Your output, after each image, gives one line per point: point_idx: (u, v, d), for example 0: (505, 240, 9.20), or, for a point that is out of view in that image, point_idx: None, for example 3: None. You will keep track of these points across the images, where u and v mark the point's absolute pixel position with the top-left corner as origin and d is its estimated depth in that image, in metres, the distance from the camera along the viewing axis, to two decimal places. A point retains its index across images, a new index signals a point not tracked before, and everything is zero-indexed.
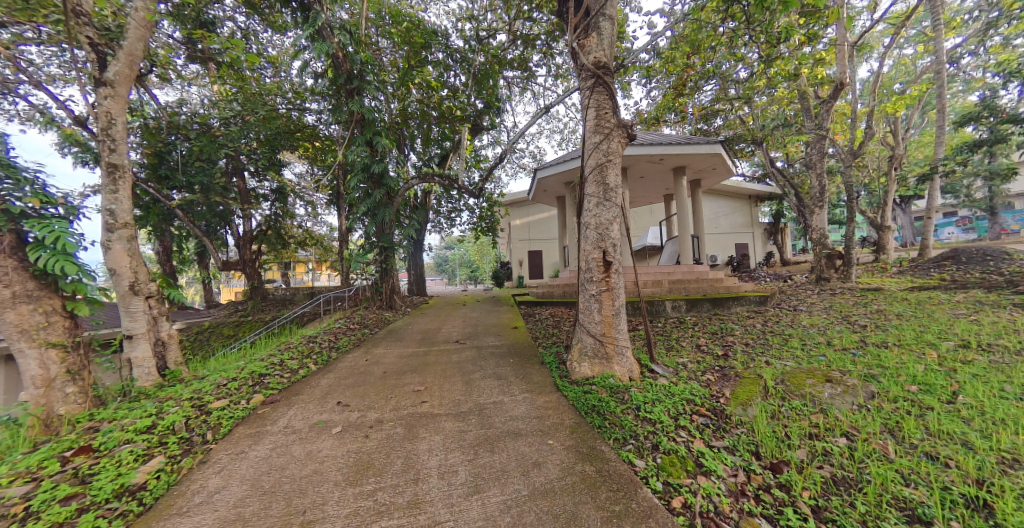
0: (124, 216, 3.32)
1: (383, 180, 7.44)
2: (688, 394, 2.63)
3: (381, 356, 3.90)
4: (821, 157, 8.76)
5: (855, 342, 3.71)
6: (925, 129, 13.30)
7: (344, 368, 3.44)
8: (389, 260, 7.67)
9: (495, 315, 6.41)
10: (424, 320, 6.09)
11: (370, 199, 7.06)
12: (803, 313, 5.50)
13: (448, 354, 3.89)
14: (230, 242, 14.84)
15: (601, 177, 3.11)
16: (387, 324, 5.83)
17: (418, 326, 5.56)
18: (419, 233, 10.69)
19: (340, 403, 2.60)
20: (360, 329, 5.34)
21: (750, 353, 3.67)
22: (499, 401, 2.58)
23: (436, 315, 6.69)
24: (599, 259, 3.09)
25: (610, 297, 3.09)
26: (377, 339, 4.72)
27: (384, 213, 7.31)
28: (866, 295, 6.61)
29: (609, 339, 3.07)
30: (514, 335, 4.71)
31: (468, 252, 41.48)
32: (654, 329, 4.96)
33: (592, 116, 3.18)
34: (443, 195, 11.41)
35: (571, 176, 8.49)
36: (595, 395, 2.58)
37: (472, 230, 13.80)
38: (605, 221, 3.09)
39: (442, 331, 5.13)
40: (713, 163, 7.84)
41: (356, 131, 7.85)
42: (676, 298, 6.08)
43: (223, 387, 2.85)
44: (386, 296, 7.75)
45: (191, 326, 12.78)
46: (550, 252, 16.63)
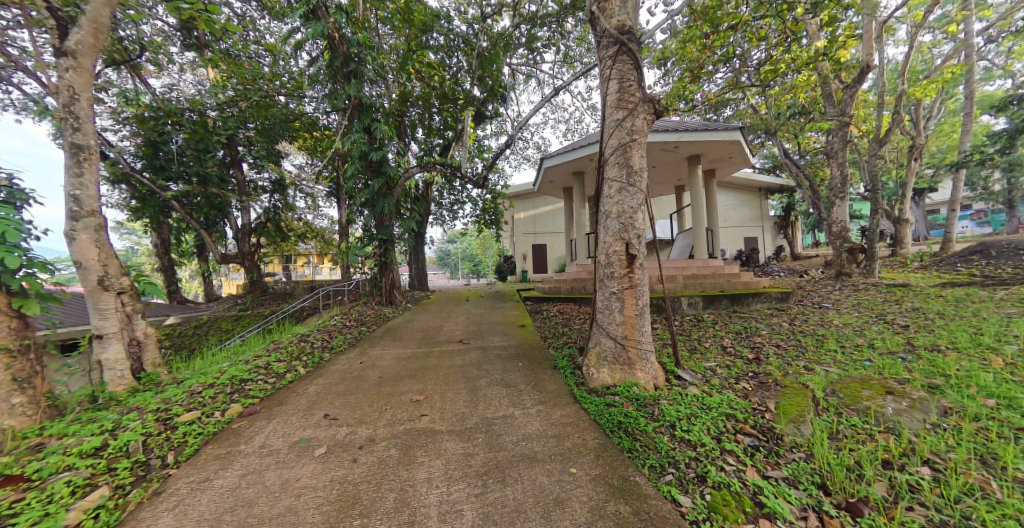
0: (90, 203, 2.98)
1: (382, 167, 7.01)
2: (726, 407, 2.30)
3: (378, 358, 3.57)
4: (843, 145, 8.25)
5: (900, 344, 3.35)
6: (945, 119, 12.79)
7: (336, 373, 3.12)
8: (390, 254, 7.31)
9: (499, 312, 6.06)
10: (426, 317, 5.79)
11: (371, 186, 6.67)
12: (831, 311, 5.12)
13: (450, 356, 3.55)
14: (229, 235, 14.56)
15: (624, 158, 2.74)
16: (387, 321, 5.52)
17: (419, 323, 5.25)
18: (420, 226, 10.34)
19: (327, 416, 2.28)
20: (358, 326, 5.03)
21: (784, 357, 3.32)
22: (509, 415, 2.24)
23: (438, 311, 6.38)
24: (622, 253, 2.73)
25: (634, 295, 2.75)
26: (375, 338, 4.40)
27: (384, 204, 6.93)
28: (893, 291, 6.23)
29: (632, 342, 2.73)
30: (522, 335, 4.36)
31: (471, 246, 41.34)
32: (673, 328, 4.62)
33: (614, 89, 2.80)
34: (445, 186, 11.09)
35: (580, 165, 8.04)
36: (620, 409, 2.25)
37: (475, 224, 13.46)
38: (628, 209, 2.72)
39: (444, 329, 4.80)
40: (730, 152, 7.41)
41: (353, 116, 7.42)
42: (692, 294, 5.73)
43: (197, 395, 2.52)
44: (386, 294, 7.29)
45: (189, 320, 12.58)
46: (555, 245, 16.26)
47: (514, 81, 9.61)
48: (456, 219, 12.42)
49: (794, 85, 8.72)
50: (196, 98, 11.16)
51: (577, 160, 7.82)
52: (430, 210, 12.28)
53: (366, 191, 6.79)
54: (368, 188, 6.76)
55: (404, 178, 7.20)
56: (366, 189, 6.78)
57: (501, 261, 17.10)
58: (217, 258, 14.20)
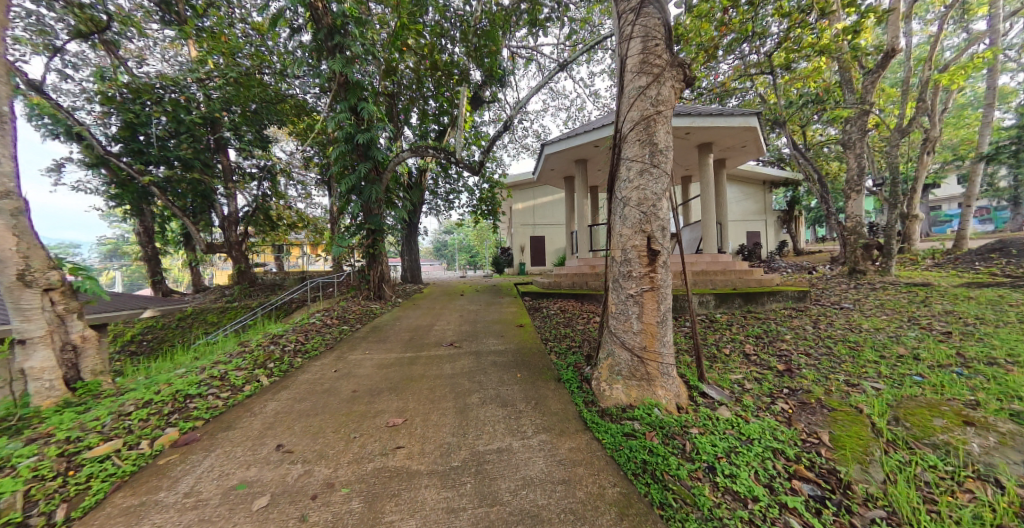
0: (3, 182, 2.49)
1: (369, 150, 6.47)
2: (770, 439, 1.89)
3: (356, 364, 3.13)
4: (861, 135, 7.79)
5: (950, 356, 2.95)
6: (958, 111, 12.38)
7: (304, 384, 2.67)
8: (379, 245, 6.76)
9: (496, 309, 5.62)
10: (416, 314, 5.34)
11: (358, 170, 6.16)
12: (855, 313, 4.72)
13: (439, 364, 3.10)
14: (215, 224, 13.99)
15: (647, 135, 2.28)
16: (372, 319, 5.07)
17: (407, 322, 4.79)
18: (413, 215, 9.81)
19: (281, 448, 1.84)
20: (340, 325, 4.56)
21: (820, 369, 2.91)
22: (506, 448, 1.81)
23: (430, 307, 5.93)
24: (643, 248, 2.28)
25: (655, 299, 2.31)
26: (356, 340, 3.93)
27: (372, 191, 6.41)
28: (915, 291, 5.86)
29: (651, 354, 2.31)
30: (520, 337, 3.92)
31: (468, 237, 41.00)
32: (685, 330, 4.23)
33: (636, 49, 2.31)
34: (440, 174, 10.57)
35: (583, 152, 7.53)
36: (643, 441, 1.83)
37: (471, 214, 12.96)
38: (652, 195, 2.27)
39: (434, 329, 4.36)
40: (744, 139, 6.94)
41: (339, 94, 6.84)
42: (703, 292, 5.33)
43: (125, 416, 2.08)
44: (375, 288, 6.75)
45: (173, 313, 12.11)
46: (554, 237, 15.81)
47: (513, 63, 9.05)
48: (452, 209, 11.91)
49: (808, 72, 8.27)
50: (174, 77, 10.45)
51: (581, 148, 7.32)
52: (425, 200, 11.74)
53: (353, 177, 6.27)
54: (355, 173, 6.24)
55: (394, 163, 6.67)
56: (352, 174, 6.26)
57: (498, 253, 16.65)
58: (203, 247, 13.63)
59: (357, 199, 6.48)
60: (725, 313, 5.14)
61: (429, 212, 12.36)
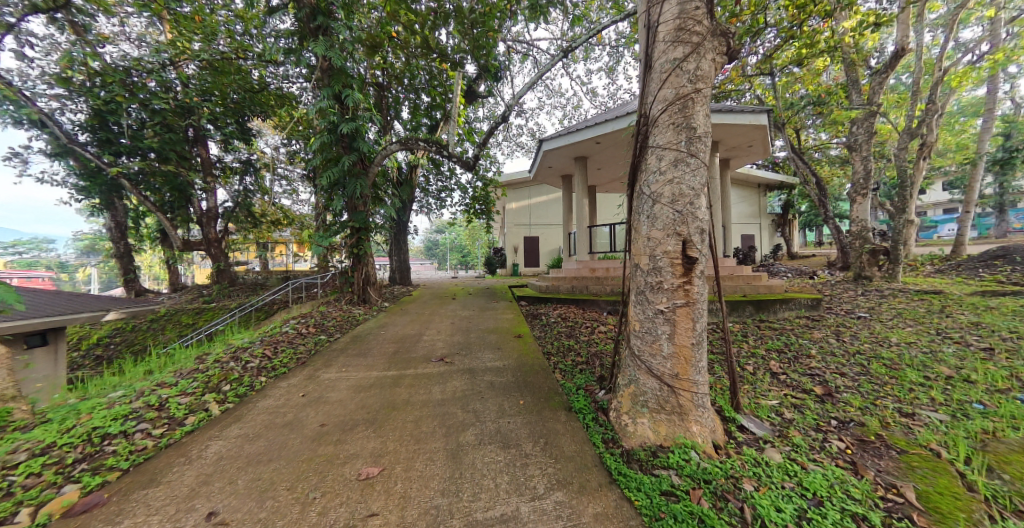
0: None
1: (355, 142, 5.97)
2: (845, 498, 1.51)
3: (330, 386, 2.67)
4: (868, 137, 7.57)
5: (1006, 379, 2.63)
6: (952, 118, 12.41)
7: (263, 415, 2.21)
8: (364, 244, 6.20)
9: (491, 315, 5.20)
10: (403, 322, 4.87)
11: (341, 163, 5.65)
12: (876, 323, 4.43)
13: (427, 385, 2.66)
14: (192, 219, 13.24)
15: (684, 117, 1.89)
16: (354, 326, 4.59)
17: (393, 331, 4.32)
18: (403, 213, 9.33)
19: (213, 518, 1.39)
20: (317, 334, 4.08)
21: (864, 394, 2.56)
22: (512, 517, 1.40)
23: (419, 313, 5.48)
24: (677, 256, 1.88)
25: (690, 317, 1.91)
26: (333, 354, 3.45)
27: (356, 185, 5.91)
28: (927, 299, 5.63)
29: (684, 383, 1.92)
30: (519, 351, 3.50)
31: (460, 237, 40.51)
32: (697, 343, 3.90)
33: (670, 13, 1.92)
34: (432, 170, 10.10)
35: (583, 149, 7.14)
36: (688, 505, 1.44)
37: (463, 213, 12.49)
38: (691, 191, 1.87)
39: (423, 340, 3.91)
40: (752, 139, 6.65)
41: (322, 81, 6.32)
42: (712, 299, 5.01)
43: (12, 468, 1.59)
44: (358, 291, 6.19)
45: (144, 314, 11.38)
46: (549, 237, 15.45)
47: (510, 56, 8.63)
48: (445, 208, 11.49)
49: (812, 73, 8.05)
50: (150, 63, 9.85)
51: (581, 145, 6.94)
52: (415, 197, 11.23)
53: (336, 170, 5.76)
54: (338, 166, 5.73)
55: (381, 156, 6.18)
56: (336, 167, 5.76)
57: (491, 254, 16.21)
58: (179, 244, 12.89)
59: (341, 195, 5.97)
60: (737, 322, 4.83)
61: (420, 210, 11.88)
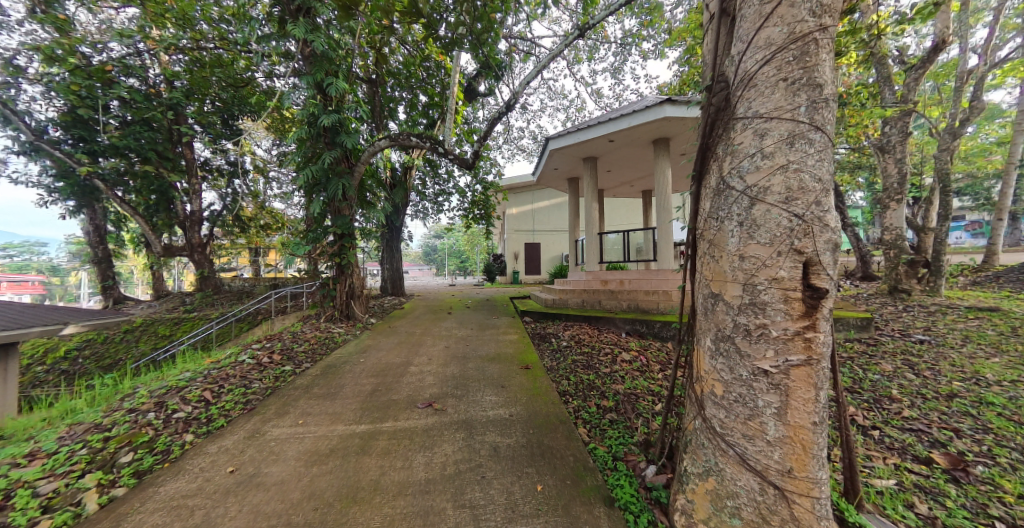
0: None
1: (337, 136, 5.22)
2: None
3: (275, 454, 1.95)
4: (902, 138, 6.94)
5: None
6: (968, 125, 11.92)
7: (155, 517, 1.49)
8: (348, 253, 5.45)
9: (492, 337, 4.49)
10: (388, 346, 4.14)
11: (321, 161, 4.94)
12: (948, 350, 3.75)
13: (407, 454, 1.95)
14: (174, 223, 12.50)
15: (803, 70, 1.21)
16: (330, 351, 3.88)
17: (374, 360, 3.59)
18: (396, 217, 8.65)
19: None
20: (281, 364, 3.35)
21: (1008, 469, 1.86)
22: None
23: (409, 333, 4.75)
24: (794, 286, 1.19)
25: (812, 382, 1.22)
26: (293, 396, 2.73)
27: (338, 185, 5.19)
28: (986, 318, 4.97)
29: (801, 486, 1.22)
30: (529, 391, 2.79)
31: (459, 242, 40.00)
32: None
33: None
34: (429, 172, 9.46)
35: (593, 149, 6.48)
36: None
37: (462, 218, 11.80)
38: (817, 183, 1.18)
39: (409, 375, 3.19)
40: None
41: (303, 69, 5.64)
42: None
43: None
44: (340, 306, 5.40)
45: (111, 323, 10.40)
46: (551, 243, 14.79)
47: (511, 50, 8.02)
48: (442, 213, 10.82)
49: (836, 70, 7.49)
50: (136, 65, 9.67)
51: (591, 145, 6.29)
52: (410, 201, 10.55)
53: (315, 168, 5.05)
54: (319, 164, 5.02)
55: (368, 154, 5.47)
56: (316, 165, 5.06)
57: (490, 261, 15.53)
58: (160, 250, 12.12)
59: (321, 196, 5.25)
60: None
61: (415, 214, 11.19)
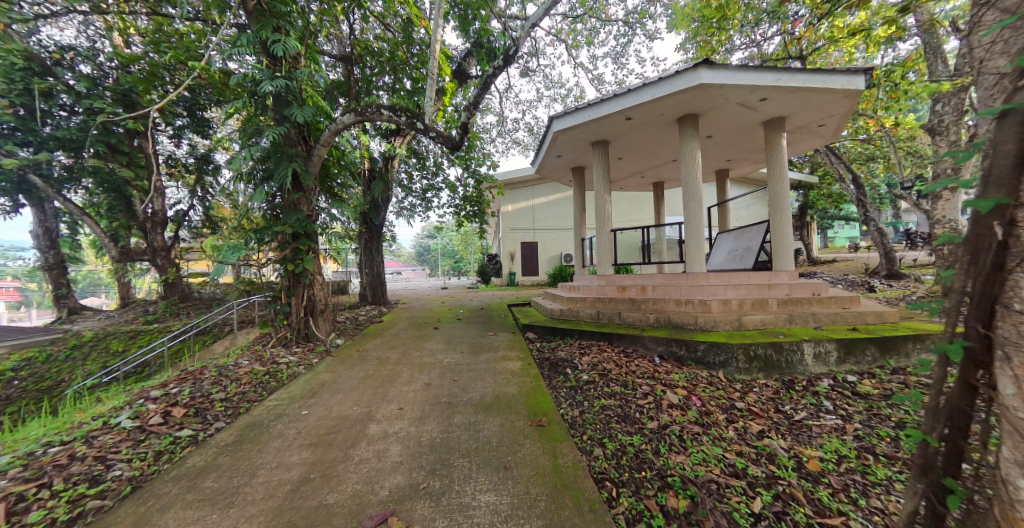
0: None
1: (285, 109, 4.06)
2: None
3: None
4: (956, 116, 6.04)
5: None
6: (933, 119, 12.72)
7: None
8: (305, 258, 4.33)
9: (487, 368, 3.46)
10: (348, 386, 3.08)
11: (265, 138, 3.82)
12: None
13: None
14: (133, 225, 11.22)
15: None
16: (263, 398, 2.81)
17: (321, 414, 2.53)
18: (375, 215, 7.57)
19: None
20: (177, 427, 2.29)
21: None
22: None
23: (382, 362, 3.69)
24: None
25: None
26: (162, 501, 1.66)
27: (285, 171, 4.03)
28: None
29: None
30: (550, 481, 1.76)
31: (452, 242, 38.97)
32: (853, 440, 2.23)
33: None
34: (416, 162, 8.40)
35: (605, 130, 5.46)
36: None
37: (453, 217, 10.72)
38: None
39: (366, 443, 2.14)
40: (829, 114, 5.01)
41: (249, 27, 4.48)
42: (816, 337, 3.47)
43: None
44: (296, 324, 4.30)
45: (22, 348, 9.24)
46: (549, 242, 13.79)
47: (507, 20, 6.92)
48: (431, 211, 9.75)
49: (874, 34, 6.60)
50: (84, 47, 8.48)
51: (605, 125, 5.27)
52: (394, 197, 9.46)
53: (256, 147, 3.91)
54: (262, 142, 3.89)
55: (330, 133, 4.32)
56: (258, 143, 3.95)
57: (485, 261, 14.51)
58: (116, 256, 10.86)
59: (267, 184, 4.13)
60: (859, 375, 3.29)
61: (401, 212, 10.10)
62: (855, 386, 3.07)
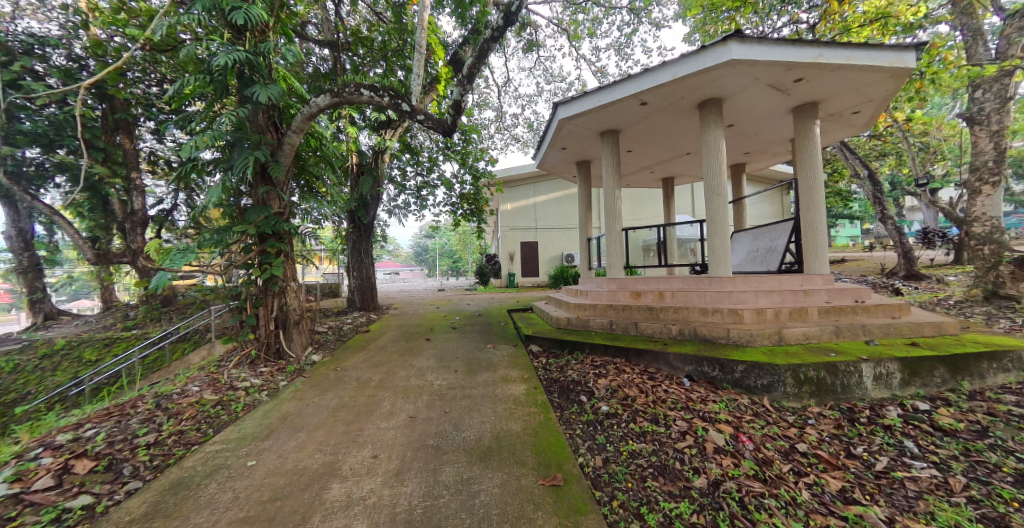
0: None
1: (248, 87, 3.46)
2: None
3: None
4: (1000, 103, 5.49)
5: None
6: (939, 110, 12.59)
7: None
8: (274, 261, 3.74)
9: (485, 394, 2.90)
10: (315, 421, 2.51)
11: (220, 121, 3.22)
12: None
13: None
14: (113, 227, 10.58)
15: None
16: (203, 441, 2.25)
17: (270, 468, 1.96)
18: (364, 213, 7.00)
19: None
20: (71, 493, 1.72)
21: None
22: None
23: (360, 386, 3.12)
24: None
25: None
26: None
27: (245, 158, 3.43)
28: None
29: None
30: None
31: (451, 242, 38.44)
32: (969, 506, 1.68)
33: None
34: (409, 156, 7.85)
35: (616, 117, 4.89)
36: None
37: (449, 215, 10.15)
38: None
39: (320, 518, 1.58)
40: (868, 97, 4.44)
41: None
42: (875, 355, 2.93)
43: None
44: (264, 339, 3.75)
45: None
46: (550, 242, 13.26)
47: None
48: (426, 210, 9.19)
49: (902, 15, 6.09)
50: (57, 37, 7.90)
51: (615, 111, 4.72)
52: (386, 195, 8.90)
53: (211, 132, 3.32)
54: (216, 125, 3.30)
55: (302, 117, 3.70)
56: (213, 128, 3.36)
57: (483, 262, 13.98)
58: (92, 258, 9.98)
59: (225, 174, 3.52)
60: (930, 401, 2.74)
61: (393, 211, 9.51)
62: (931, 417, 2.53)
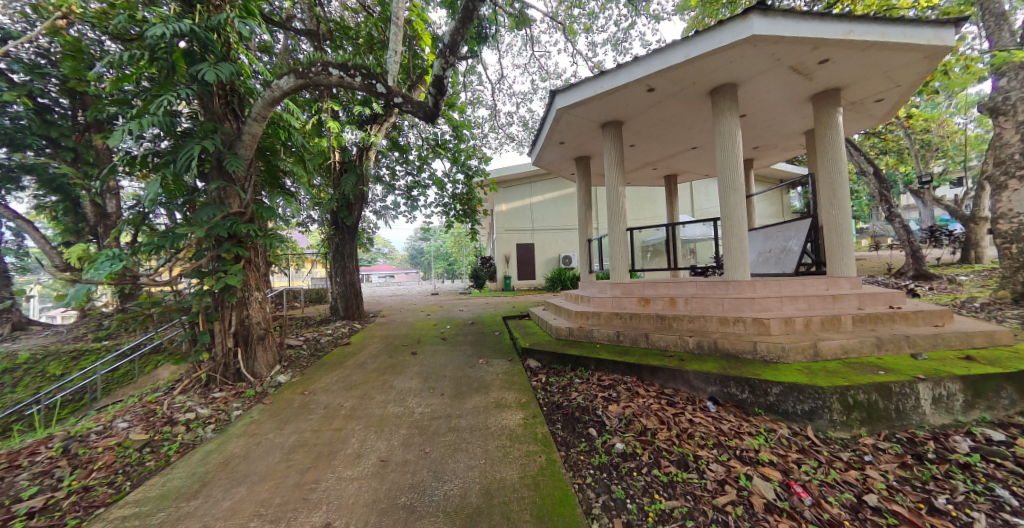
0: None
1: (195, 65, 2.97)
2: None
3: None
4: None
5: None
6: (940, 107, 12.36)
7: None
8: (232, 268, 3.25)
9: (475, 426, 2.43)
10: (263, 467, 2.03)
11: (157, 104, 2.72)
12: None
13: None
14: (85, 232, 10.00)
15: None
16: (111, 502, 1.75)
17: None
18: (347, 214, 6.52)
19: None
20: None
21: None
22: None
23: (327, 416, 2.64)
24: None
25: None
26: None
27: (190, 148, 2.93)
28: None
29: None
30: None
31: (446, 244, 37.91)
32: None
33: None
34: (397, 154, 7.39)
35: (618, 107, 4.47)
36: None
37: (441, 217, 9.68)
38: None
39: None
40: (895, 83, 4.04)
41: None
42: (931, 373, 2.50)
43: None
44: (221, 358, 3.27)
45: None
46: (546, 244, 12.82)
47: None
48: (417, 211, 8.71)
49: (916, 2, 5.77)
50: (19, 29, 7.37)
51: (619, 99, 4.30)
52: (374, 195, 8.41)
53: (148, 117, 2.81)
54: (153, 109, 2.80)
55: (263, 102, 3.22)
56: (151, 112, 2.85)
57: (477, 265, 13.51)
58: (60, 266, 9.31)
59: (168, 168, 3.01)
60: (1001, 429, 2.32)
61: (382, 213, 9.03)
62: (1012, 450, 2.10)
